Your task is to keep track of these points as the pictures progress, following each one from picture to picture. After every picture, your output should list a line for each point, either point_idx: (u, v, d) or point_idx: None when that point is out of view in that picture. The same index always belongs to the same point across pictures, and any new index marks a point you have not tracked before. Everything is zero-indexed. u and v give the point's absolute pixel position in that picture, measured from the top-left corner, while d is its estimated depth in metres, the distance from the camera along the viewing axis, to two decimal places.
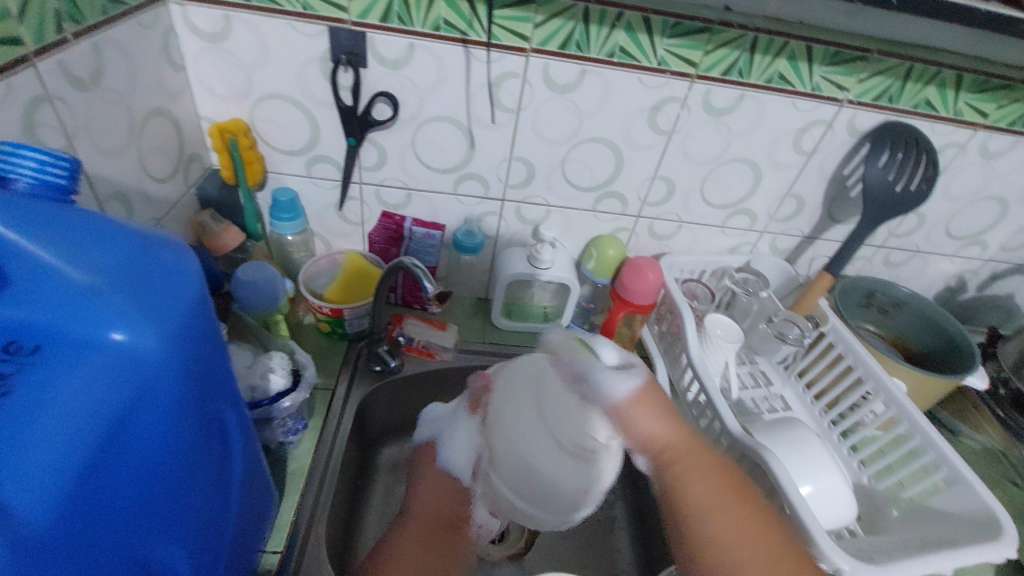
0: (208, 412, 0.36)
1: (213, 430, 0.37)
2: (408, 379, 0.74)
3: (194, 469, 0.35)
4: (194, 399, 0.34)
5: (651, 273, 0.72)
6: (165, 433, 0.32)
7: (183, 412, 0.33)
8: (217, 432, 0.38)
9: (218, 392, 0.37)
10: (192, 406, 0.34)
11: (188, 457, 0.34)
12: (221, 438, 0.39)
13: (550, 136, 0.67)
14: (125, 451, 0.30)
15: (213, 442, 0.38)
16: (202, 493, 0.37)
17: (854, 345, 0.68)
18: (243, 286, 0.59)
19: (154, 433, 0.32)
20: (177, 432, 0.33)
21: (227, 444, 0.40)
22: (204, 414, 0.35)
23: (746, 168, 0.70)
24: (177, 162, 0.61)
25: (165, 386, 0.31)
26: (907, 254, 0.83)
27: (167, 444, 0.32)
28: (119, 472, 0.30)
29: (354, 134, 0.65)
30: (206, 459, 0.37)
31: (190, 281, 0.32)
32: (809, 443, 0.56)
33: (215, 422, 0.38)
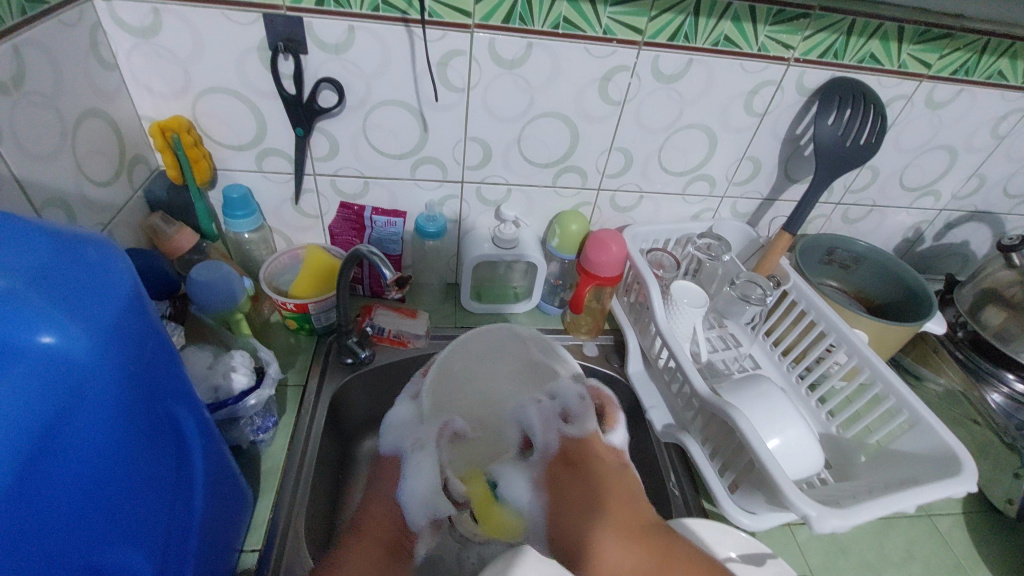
0: (156, 412, 0.36)
1: (165, 431, 0.37)
2: (381, 369, 0.74)
3: (147, 470, 0.35)
4: (133, 401, 0.33)
5: (614, 244, 0.71)
6: (105, 435, 0.31)
7: (123, 412, 0.32)
8: (170, 432, 0.38)
9: (165, 392, 0.36)
10: (134, 406, 0.33)
11: (136, 460, 0.34)
12: (176, 437, 0.39)
13: (503, 114, 0.66)
14: (64, 455, 0.29)
15: (166, 444, 0.37)
16: (157, 496, 0.36)
17: (815, 300, 0.69)
18: (198, 287, 0.58)
19: (93, 437, 0.31)
20: (120, 434, 0.32)
21: (185, 444, 0.40)
22: (148, 415, 0.35)
23: (701, 133, 0.71)
24: (119, 164, 0.59)
25: (99, 387, 0.30)
26: (865, 209, 0.85)
27: (110, 447, 0.32)
28: (59, 478, 0.29)
29: (301, 123, 0.63)
30: (158, 461, 0.36)
31: (117, 278, 0.31)
32: (774, 398, 0.58)
33: (166, 422, 0.37)
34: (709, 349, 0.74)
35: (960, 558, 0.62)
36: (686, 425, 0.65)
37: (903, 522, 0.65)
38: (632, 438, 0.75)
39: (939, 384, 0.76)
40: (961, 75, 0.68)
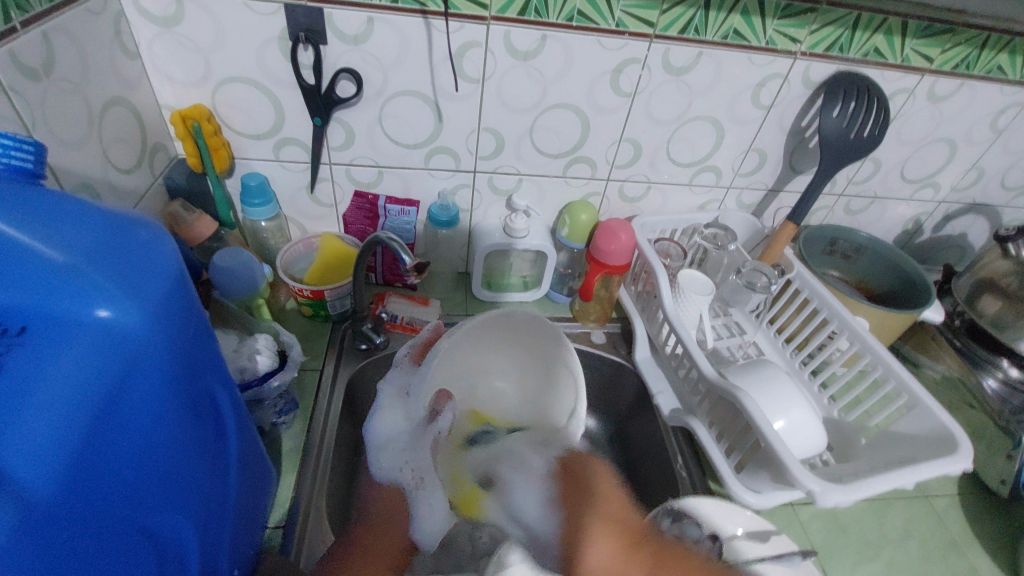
0: (198, 389, 0.37)
1: (206, 409, 0.39)
2: (394, 354, 0.76)
3: (191, 443, 0.36)
4: (181, 375, 0.35)
5: (623, 233, 0.73)
6: (156, 407, 0.33)
7: (172, 386, 0.34)
8: (210, 410, 0.39)
9: (207, 368, 0.38)
10: (180, 381, 0.35)
11: (182, 434, 0.35)
12: (215, 414, 0.40)
13: (515, 105, 0.67)
14: (121, 423, 0.31)
15: (207, 418, 0.39)
16: (201, 468, 0.38)
17: (819, 289, 0.71)
18: (220, 272, 0.59)
19: (145, 408, 0.32)
20: (169, 407, 0.34)
21: (222, 422, 0.41)
22: (192, 389, 0.36)
23: (709, 125, 0.72)
24: (141, 152, 0.60)
25: (152, 361, 0.32)
26: (866, 201, 0.86)
27: (161, 419, 0.33)
28: (119, 445, 0.31)
29: (319, 113, 0.64)
30: (201, 434, 0.38)
31: (166, 259, 0.33)
32: (779, 382, 0.60)
33: (207, 398, 0.39)
34: (714, 337, 0.77)
35: (955, 537, 0.65)
36: (693, 410, 0.68)
37: (901, 503, 0.67)
38: (638, 424, 0.78)
39: (936, 370, 0.79)
40: (963, 69, 0.70)
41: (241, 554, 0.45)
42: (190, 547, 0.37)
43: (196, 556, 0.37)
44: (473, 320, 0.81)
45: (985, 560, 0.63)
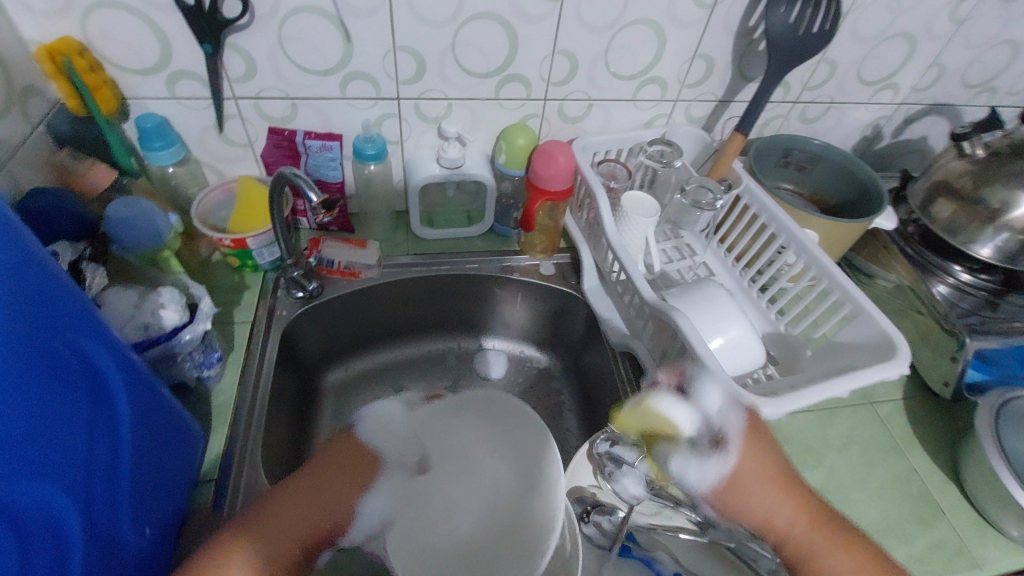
0: (53, 347, 0.35)
1: (71, 368, 0.36)
2: (332, 301, 0.73)
3: (54, 406, 0.34)
4: (19, 334, 0.31)
5: (562, 156, 0.69)
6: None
7: (14, 346, 0.31)
8: (79, 367, 0.37)
9: (54, 327, 0.35)
10: (20, 339, 0.31)
11: (36, 398, 0.32)
12: (87, 372, 0.38)
13: (431, 18, 0.61)
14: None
15: (71, 382, 0.36)
16: (70, 434, 0.35)
17: (766, 203, 0.68)
18: (117, 225, 0.54)
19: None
20: (16, 369, 0.31)
21: (100, 380, 0.39)
22: (40, 350, 0.33)
23: (648, 30, 0.66)
24: (8, 97, 0.53)
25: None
26: (822, 107, 0.82)
27: (8, 384, 0.30)
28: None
29: (208, 39, 0.57)
30: (64, 398, 0.35)
31: None
32: (718, 301, 0.58)
33: (69, 355, 0.36)
34: (665, 261, 0.75)
35: (897, 440, 0.66)
36: (638, 335, 0.67)
37: (846, 412, 0.68)
38: (592, 352, 0.78)
39: (889, 281, 0.76)
40: None
41: (145, 518, 0.44)
42: (69, 515, 0.35)
43: (80, 523, 0.36)
44: (417, 261, 0.78)
45: (924, 459, 0.64)
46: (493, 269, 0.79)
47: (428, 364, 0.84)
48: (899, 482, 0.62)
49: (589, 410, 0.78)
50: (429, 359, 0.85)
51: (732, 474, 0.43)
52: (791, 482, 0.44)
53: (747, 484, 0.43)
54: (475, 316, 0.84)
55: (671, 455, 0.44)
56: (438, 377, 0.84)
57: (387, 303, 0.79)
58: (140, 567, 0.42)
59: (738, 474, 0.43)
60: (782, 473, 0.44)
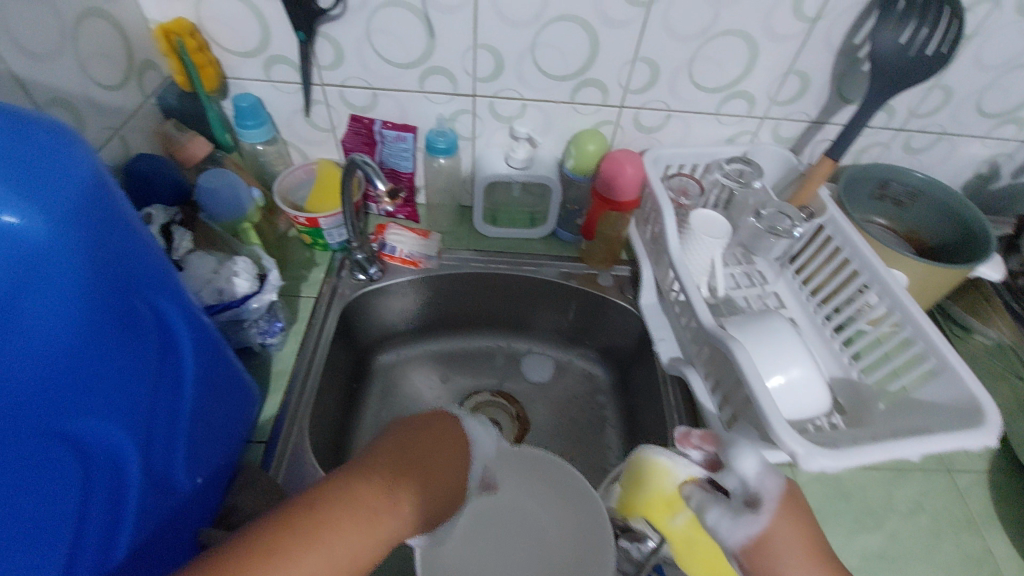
0: (128, 298, 0.37)
1: (142, 319, 0.39)
2: (392, 286, 0.76)
3: (122, 353, 0.36)
4: (100, 284, 0.34)
5: (630, 166, 0.67)
6: (71, 315, 0.32)
7: (93, 294, 0.33)
8: (151, 319, 0.40)
9: (135, 281, 0.38)
10: (101, 289, 0.34)
11: (109, 345, 0.35)
12: (157, 324, 0.41)
13: (514, 18, 0.61)
14: (31, 330, 0.30)
15: (143, 331, 0.39)
16: (137, 380, 0.38)
17: (851, 236, 0.63)
18: (206, 194, 0.59)
19: (60, 317, 0.32)
20: (95, 316, 0.34)
21: (167, 333, 0.42)
22: (117, 300, 0.36)
23: (739, 41, 0.63)
24: (127, 69, 0.59)
25: (61, 267, 0.31)
26: (931, 137, 0.74)
27: (82, 328, 0.33)
28: (31, 350, 0.30)
29: (302, 27, 0.60)
30: (134, 347, 0.38)
31: (78, 165, 0.32)
32: (783, 336, 0.54)
33: (143, 308, 0.39)
34: (731, 285, 0.71)
35: (974, 516, 0.59)
36: (692, 360, 0.64)
37: (918, 475, 0.61)
38: (642, 371, 0.75)
39: (987, 336, 0.69)
40: None
41: (200, 465, 0.47)
42: (130, 454, 0.38)
43: (137, 463, 0.39)
44: (477, 257, 0.78)
45: (1004, 544, 0.57)
46: (551, 274, 0.78)
47: (476, 360, 0.85)
48: (970, 563, 0.55)
49: (633, 430, 0.76)
50: (478, 356, 0.85)
51: (766, 535, 0.38)
52: (825, 559, 0.39)
53: (779, 554, 0.38)
54: (528, 318, 0.84)
55: (705, 509, 0.41)
56: (484, 374, 0.84)
57: (444, 298, 0.81)
58: (189, 510, 0.46)
59: (769, 540, 0.38)
60: (815, 545, 0.39)
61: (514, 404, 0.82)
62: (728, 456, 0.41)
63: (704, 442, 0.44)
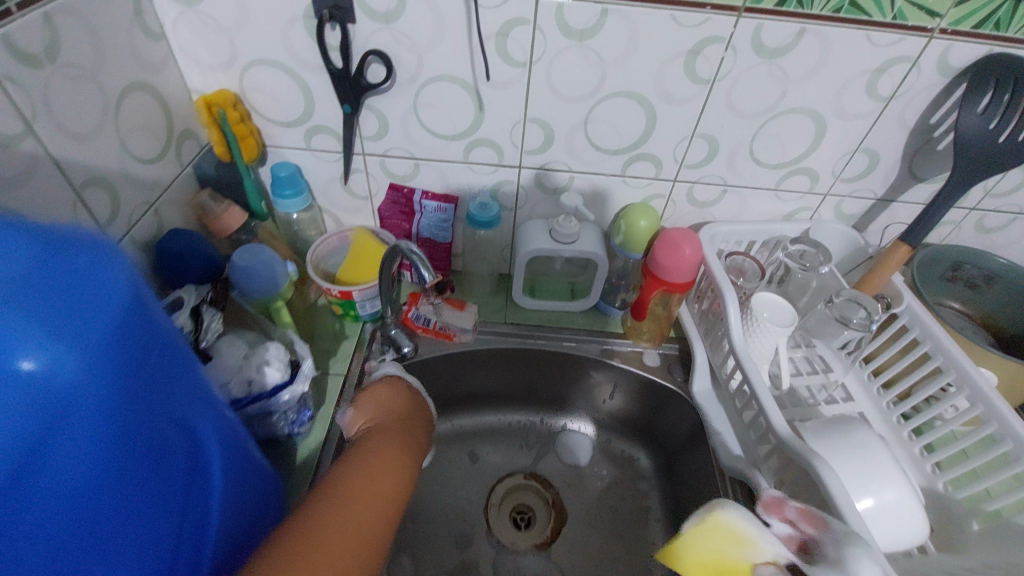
0: (174, 431, 0.31)
1: (180, 455, 0.32)
2: (425, 362, 0.71)
3: (161, 500, 0.30)
4: (138, 423, 0.28)
5: (688, 247, 0.63)
6: (99, 468, 0.26)
7: (123, 438, 0.27)
8: (190, 454, 0.33)
9: (182, 408, 0.32)
10: (140, 429, 0.28)
11: (146, 494, 0.29)
12: (202, 454, 0.34)
13: (567, 93, 0.58)
14: (37, 493, 0.24)
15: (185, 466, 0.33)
16: (176, 527, 0.32)
17: (932, 329, 0.58)
18: (240, 272, 0.56)
19: (84, 473, 0.26)
20: (128, 463, 0.28)
21: (203, 469, 0.35)
22: (161, 437, 0.30)
23: (806, 119, 0.59)
24: (166, 140, 0.57)
25: (82, 412, 0.25)
26: (1007, 217, 0.69)
27: (98, 483, 0.26)
28: (33, 520, 0.24)
29: (349, 100, 0.58)
30: (176, 487, 0.32)
31: (114, 286, 0.27)
32: (867, 450, 0.49)
33: (189, 438, 0.33)
34: (792, 372, 0.65)
35: None
36: (756, 462, 0.58)
37: None
38: (692, 462, 0.69)
39: None
40: None
41: None
42: None
43: None
44: (514, 330, 0.74)
45: None
46: (592, 352, 0.74)
47: (510, 437, 0.79)
48: None
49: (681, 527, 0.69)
50: (513, 433, 0.79)
51: None
52: None
53: None
54: (567, 394, 0.79)
55: None
56: (516, 455, 0.78)
57: (477, 372, 0.75)
58: None
59: None
60: None
61: (548, 488, 0.76)
62: (845, 557, 0.38)
63: (803, 520, 0.41)
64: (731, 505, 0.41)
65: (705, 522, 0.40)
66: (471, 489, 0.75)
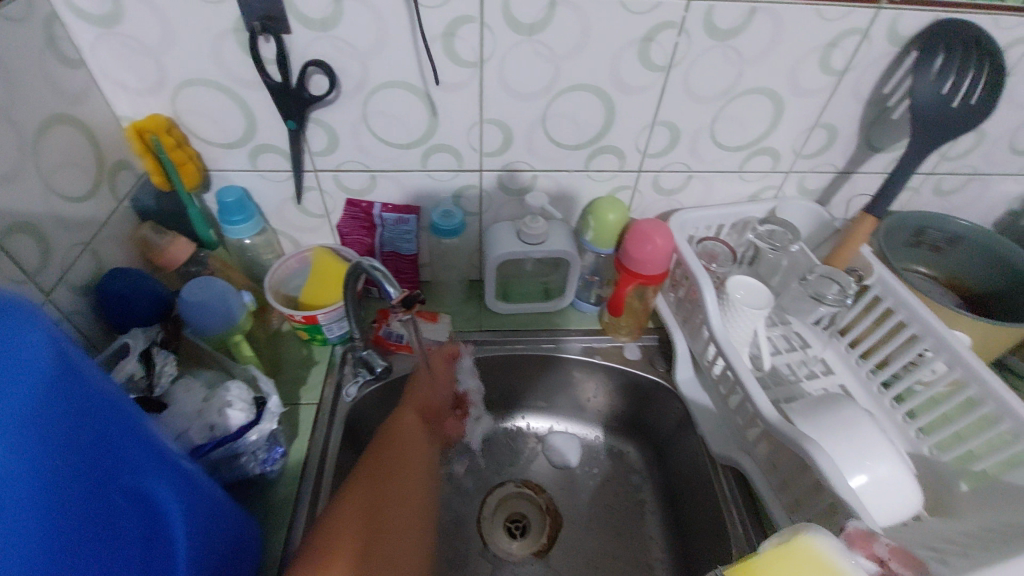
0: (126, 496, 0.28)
1: (136, 522, 0.28)
2: (399, 380, 0.68)
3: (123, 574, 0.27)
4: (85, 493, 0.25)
5: (659, 237, 0.62)
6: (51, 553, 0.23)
7: (70, 515, 0.24)
8: (144, 520, 0.29)
9: (132, 469, 0.29)
10: (88, 499, 0.25)
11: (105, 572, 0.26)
12: (159, 516, 0.31)
13: (523, 90, 0.56)
14: None
15: (143, 531, 0.29)
16: None
17: (904, 297, 0.58)
18: (192, 309, 0.52)
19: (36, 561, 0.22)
20: (81, 542, 0.24)
21: (162, 536, 0.31)
22: (112, 507, 0.26)
23: (765, 99, 0.59)
24: (97, 175, 0.53)
25: (17, 501, 0.22)
26: (962, 179, 0.70)
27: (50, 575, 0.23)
28: None
29: (292, 115, 0.55)
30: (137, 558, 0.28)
31: (33, 348, 0.23)
32: (858, 427, 0.48)
33: (143, 502, 0.29)
34: (772, 352, 0.65)
35: None
36: (747, 447, 0.57)
37: None
38: (682, 451, 0.68)
39: None
40: None
41: None
42: None
43: None
44: (491, 337, 0.72)
45: None
46: (572, 351, 0.72)
47: (497, 446, 0.77)
48: None
49: (678, 518, 0.68)
50: (499, 442, 0.77)
51: None
52: None
53: None
54: (551, 395, 0.77)
55: None
56: (505, 463, 0.76)
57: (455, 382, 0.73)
58: None
59: None
60: None
61: (541, 494, 0.74)
62: None
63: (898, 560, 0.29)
64: (827, 535, 0.26)
65: (791, 549, 0.26)
66: (462, 503, 0.72)
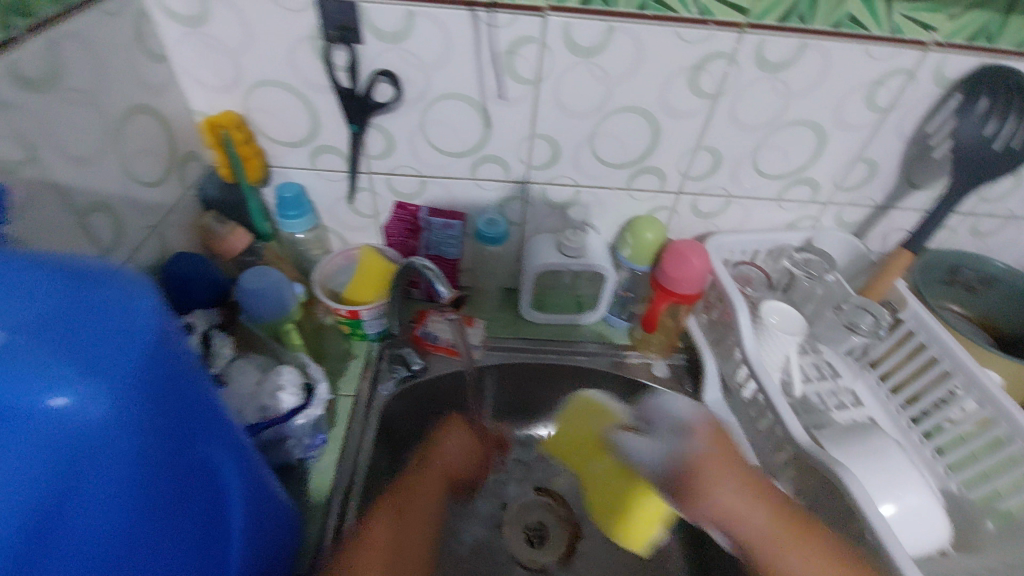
0: (200, 471, 0.29)
1: (205, 495, 0.30)
2: (433, 380, 0.69)
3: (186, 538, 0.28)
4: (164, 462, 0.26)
5: (696, 258, 0.63)
6: (124, 507, 0.25)
7: (148, 479, 0.25)
8: (211, 494, 0.31)
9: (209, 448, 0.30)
10: (163, 469, 0.26)
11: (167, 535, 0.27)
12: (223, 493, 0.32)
13: (574, 108, 0.58)
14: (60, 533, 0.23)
15: (207, 506, 0.30)
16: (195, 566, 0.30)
17: (938, 333, 0.59)
18: (249, 295, 0.55)
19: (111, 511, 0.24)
20: (154, 503, 0.26)
21: (224, 513, 0.33)
22: (186, 478, 0.28)
23: (808, 131, 0.60)
24: (169, 163, 0.56)
25: (108, 455, 0.24)
26: (1000, 222, 0.71)
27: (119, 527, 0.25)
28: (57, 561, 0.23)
29: (355, 119, 0.58)
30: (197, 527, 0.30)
31: (146, 325, 0.24)
32: (884, 454, 0.49)
33: (213, 479, 0.31)
34: (802, 379, 0.66)
35: None
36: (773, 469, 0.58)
37: None
38: None
39: None
40: None
41: None
42: None
43: None
44: (525, 345, 0.74)
45: None
46: (603, 364, 0.73)
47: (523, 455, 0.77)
48: None
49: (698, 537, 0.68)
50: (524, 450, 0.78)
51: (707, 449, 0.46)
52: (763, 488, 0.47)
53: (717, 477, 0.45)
54: None
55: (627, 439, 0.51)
56: (529, 471, 0.77)
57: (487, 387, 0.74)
58: None
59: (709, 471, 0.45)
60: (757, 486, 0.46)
61: (563, 505, 0.74)
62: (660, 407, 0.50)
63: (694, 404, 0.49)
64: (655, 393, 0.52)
65: None
66: (484, 506, 0.73)
